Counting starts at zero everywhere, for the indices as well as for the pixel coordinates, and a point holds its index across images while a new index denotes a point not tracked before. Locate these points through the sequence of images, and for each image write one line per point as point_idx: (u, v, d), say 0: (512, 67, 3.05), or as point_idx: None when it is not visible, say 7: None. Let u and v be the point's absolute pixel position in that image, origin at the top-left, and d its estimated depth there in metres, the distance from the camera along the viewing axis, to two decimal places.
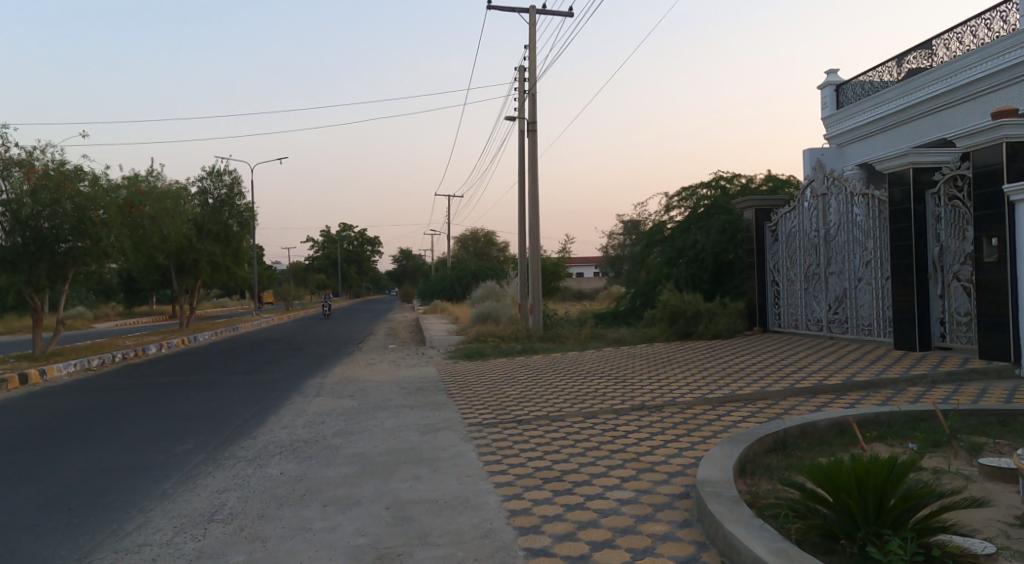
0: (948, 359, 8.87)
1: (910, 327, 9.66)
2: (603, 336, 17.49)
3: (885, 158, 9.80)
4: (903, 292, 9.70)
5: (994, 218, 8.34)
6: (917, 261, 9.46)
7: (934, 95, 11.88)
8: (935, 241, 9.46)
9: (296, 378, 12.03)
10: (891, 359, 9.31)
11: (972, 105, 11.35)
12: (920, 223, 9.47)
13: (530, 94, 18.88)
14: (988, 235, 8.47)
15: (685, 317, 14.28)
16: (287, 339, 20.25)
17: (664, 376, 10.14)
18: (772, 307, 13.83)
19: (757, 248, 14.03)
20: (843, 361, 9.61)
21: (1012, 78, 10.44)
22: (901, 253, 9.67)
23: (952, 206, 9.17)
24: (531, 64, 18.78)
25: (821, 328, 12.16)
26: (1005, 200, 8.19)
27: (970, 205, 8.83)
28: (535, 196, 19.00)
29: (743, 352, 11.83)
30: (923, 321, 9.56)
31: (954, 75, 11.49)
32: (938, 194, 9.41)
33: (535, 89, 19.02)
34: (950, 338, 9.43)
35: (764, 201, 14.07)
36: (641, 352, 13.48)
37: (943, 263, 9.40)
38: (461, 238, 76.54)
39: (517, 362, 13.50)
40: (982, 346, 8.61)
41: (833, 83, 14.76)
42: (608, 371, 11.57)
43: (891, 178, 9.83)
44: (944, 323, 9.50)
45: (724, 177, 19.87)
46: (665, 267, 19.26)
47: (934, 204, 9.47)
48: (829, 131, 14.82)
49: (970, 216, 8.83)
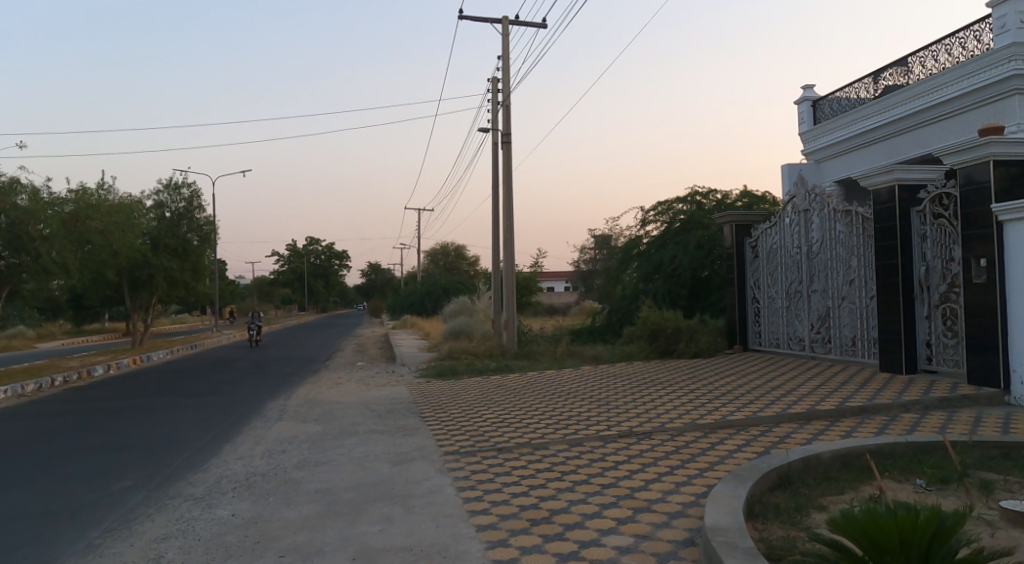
0: (938, 382, 8.58)
1: (896, 348, 9.36)
2: (579, 354, 17.05)
3: (869, 174, 9.53)
4: (890, 311, 9.40)
5: (983, 237, 8.09)
6: (903, 281, 9.18)
7: (911, 112, 11.72)
8: (921, 260, 9.17)
9: (257, 401, 11.35)
10: (879, 381, 9.00)
11: (949, 123, 11.21)
12: (905, 242, 9.20)
13: (502, 106, 18.50)
14: (976, 255, 8.21)
15: (664, 335, 13.94)
16: (249, 357, 19.41)
17: (648, 398, 9.67)
18: (752, 325, 13.56)
19: (737, 265, 13.78)
20: (831, 382, 9.27)
21: (989, 96, 10.31)
22: (887, 272, 9.39)
23: (938, 224, 8.92)
24: (504, 75, 18.43)
25: (803, 348, 11.85)
26: (994, 219, 7.94)
27: (957, 223, 8.56)
28: (509, 210, 18.56)
29: (726, 372, 11.45)
30: (909, 343, 9.25)
31: (931, 93, 11.35)
32: (923, 211, 9.15)
33: (508, 101, 18.65)
34: (936, 361, 9.11)
35: (744, 216, 13.82)
36: (620, 371, 13.05)
37: (929, 284, 9.09)
38: (432, 252, 75.78)
39: (491, 382, 12.96)
40: (972, 370, 8.33)
41: (809, 99, 14.60)
42: (589, 391, 11.09)
43: (876, 195, 9.56)
44: (931, 345, 9.17)
45: (700, 192, 19.67)
46: (642, 283, 18.95)
47: (919, 222, 9.22)
48: (806, 147, 14.65)
49: (958, 235, 8.56)
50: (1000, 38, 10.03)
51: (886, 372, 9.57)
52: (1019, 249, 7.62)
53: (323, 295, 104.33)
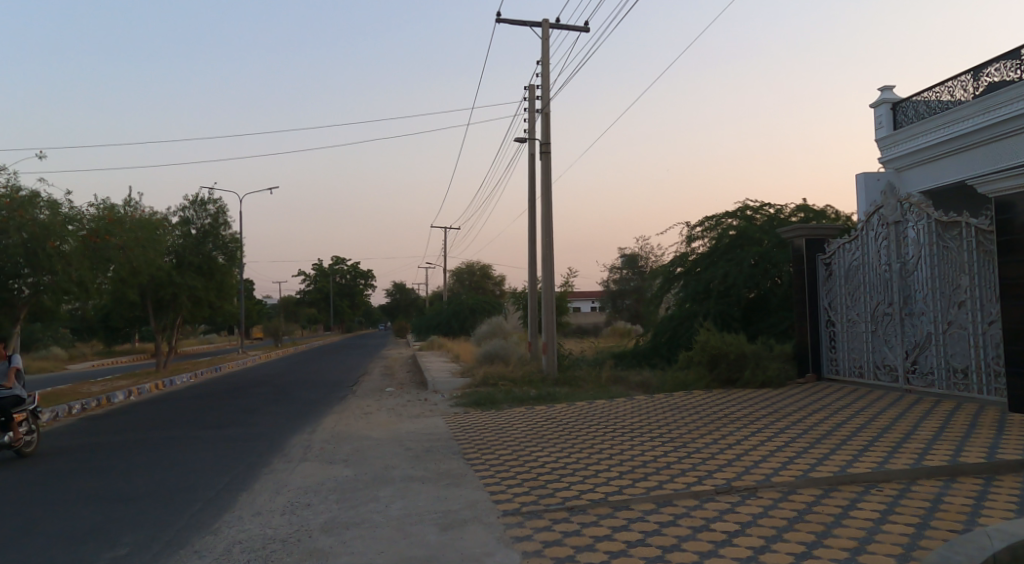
0: None
1: None
2: (625, 380, 15.71)
3: (991, 178, 8.18)
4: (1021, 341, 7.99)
5: None
6: None
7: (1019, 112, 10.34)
8: None
9: (280, 435, 10.19)
10: (1013, 424, 7.55)
11: None
12: None
13: (541, 113, 17.45)
14: None
15: (727, 361, 12.48)
16: (273, 382, 18.32)
17: (728, 437, 8.28)
18: (827, 351, 12.29)
19: (808, 285, 12.55)
20: (951, 423, 7.83)
21: None
22: (1016, 294, 8.00)
23: None
24: (543, 81, 17.40)
25: (896, 379, 10.60)
26: None
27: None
28: (548, 224, 17.36)
29: (809, 405, 10.04)
30: None
31: None
32: None
33: (548, 108, 17.56)
34: None
35: (816, 230, 12.57)
36: (680, 401, 11.68)
37: None
38: (457, 271, 74.70)
39: (537, 413, 11.70)
40: None
41: (888, 102, 13.27)
42: (652, 426, 9.66)
43: (999, 204, 8.20)
44: None
45: (750, 206, 18.28)
46: (691, 303, 17.52)
47: None
48: (885, 153, 13.31)
49: None
50: None
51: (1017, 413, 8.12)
52: None
53: (349, 314, 103.79)
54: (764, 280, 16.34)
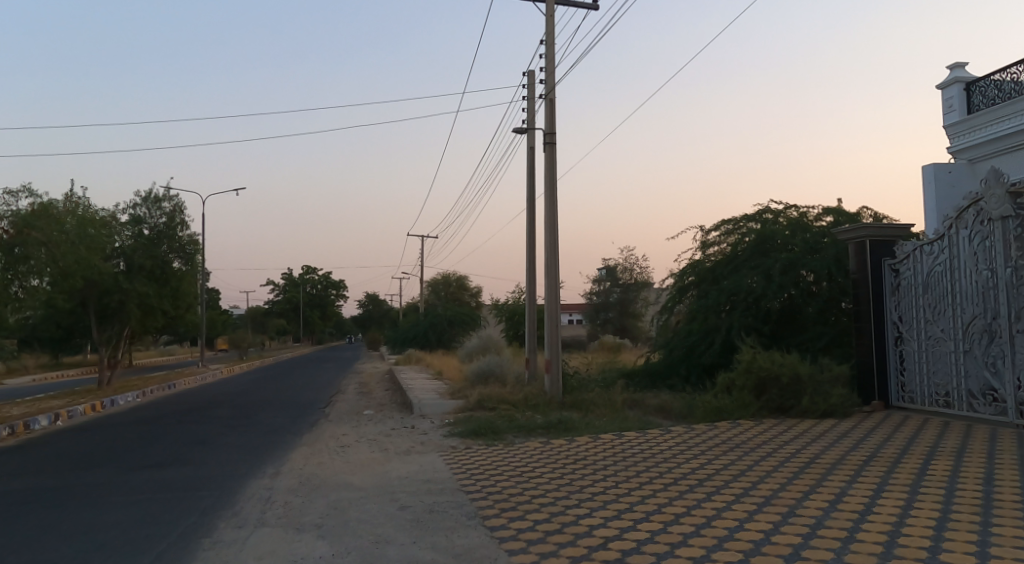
0: None
1: None
2: (643, 403, 13.71)
3: None
4: None
5: None
6: None
7: None
8: None
9: (232, 479, 7.88)
10: None
11: None
12: None
13: (546, 99, 15.49)
14: None
15: (779, 387, 10.56)
16: (233, 402, 15.90)
17: (840, 492, 6.24)
18: (900, 375, 10.52)
19: (873, 295, 10.80)
20: None
21: None
22: None
23: None
24: (549, 64, 15.48)
25: (1000, 410, 8.91)
26: None
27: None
28: (552, 225, 15.29)
29: (906, 451, 8.01)
30: None
31: None
32: None
33: (553, 95, 15.62)
34: None
35: (881, 231, 10.85)
36: (731, 434, 9.63)
37: None
38: (432, 283, 72.30)
39: (558, 449, 9.57)
40: None
41: (960, 81, 11.57)
42: (719, 475, 7.46)
43: None
44: None
45: (772, 208, 16.20)
46: (710, 317, 15.53)
47: None
48: (957, 141, 11.58)
49: None
50: None
51: None
52: None
53: (319, 326, 100.51)
54: (795, 292, 14.40)
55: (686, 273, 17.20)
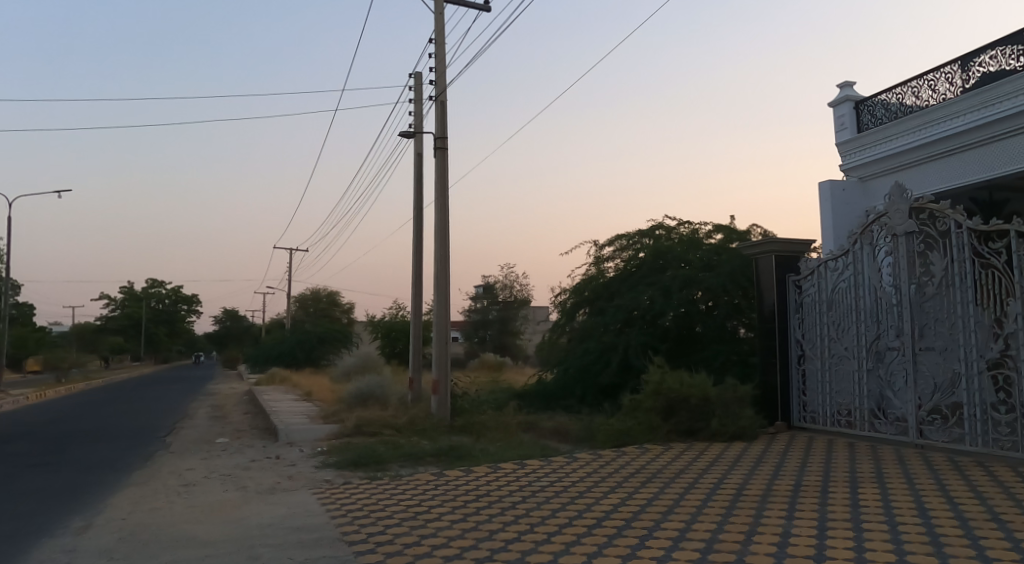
0: None
1: None
2: (537, 426, 12.85)
3: None
4: None
5: None
6: None
7: None
8: None
9: (31, 540, 6.02)
10: None
11: None
12: None
13: (437, 100, 14.42)
14: None
15: (688, 408, 10.11)
16: (49, 435, 13.26)
17: (787, 547, 5.52)
18: (801, 394, 10.27)
19: (776, 312, 10.51)
20: None
21: None
22: None
23: None
24: (440, 63, 14.44)
25: (903, 431, 8.65)
26: None
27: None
28: (442, 236, 14.12)
29: (830, 483, 7.52)
30: None
31: None
32: None
33: (443, 97, 14.56)
34: None
35: (788, 246, 10.61)
36: (643, 465, 8.89)
37: None
38: (300, 298, 68.54)
39: (454, 481, 8.41)
40: None
41: (850, 100, 11.66)
42: (648, 521, 6.51)
43: None
44: None
45: (665, 224, 15.79)
46: (604, 335, 14.93)
47: None
48: (847, 159, 11.62)
49: None
50: None
51: None
52: None
53: (171, 343, 92.66)
54: (693, 310, 14.09)
55: (576, 290, 16.46)
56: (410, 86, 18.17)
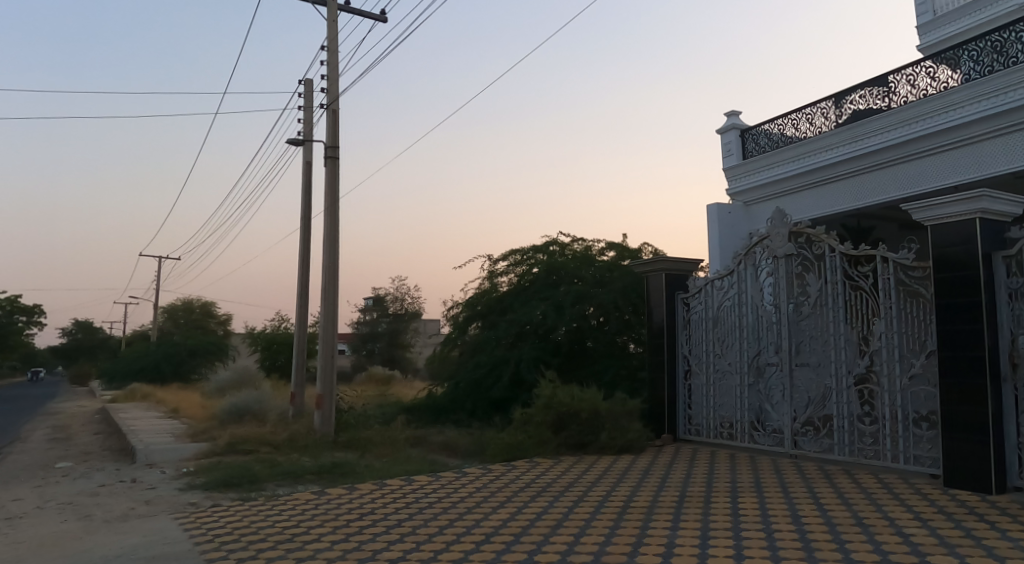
0: None
1: (981, 453, 6.55)
2: (426, 441, 12.54)
3: (932, 206, 6.94)
4: (963, 399, 6.65)
5: None
6: (989, 363, 6.51)
7: (907, 139, 9.44)
8: (1009, 329, 6.62)
9: None
10: (995, 522, 5.97)
11: (963, 153, 8.99)
12: (989, 302, 6.63)
13: (329, 109, 13.97)
14: None
15: (578, 422, 10.17)
16: None
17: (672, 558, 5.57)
18: (687, 407, 10.59)
19: (666, 328, 10.81)
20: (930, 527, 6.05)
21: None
22: (958, 342, 6.74)
23: None
24: (332, 71, 14.02)
25: (779, 442, 9.06)
26: None
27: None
28: (332, 245, 13.59)
29: (712, 494, 7.74)
30: (997, 446, 6.53)
31: (937, 115, 9.11)
32: (1013, 260, 6.62)
33: (335, 105, 14.12)
34: None
35: (677, 265, 10.96)
36: (533, 479, 8.82)
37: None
38: (170, 308, 64.23)
39: (336, 500, 7.98)
40: None
41: (736, 128, 12.31)
42: (538, 536, 6.41)
43: (933, 236, 7.01)
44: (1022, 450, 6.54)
45: (560, 240, 15.99)
46: (497, 348, 14.84)
47: (1004, 274, 6.68)
48: (733, 183, 12.23)
49: None
50: None
51: (957, 490, 6.79)
52: None
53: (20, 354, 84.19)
54: (585, 325, 14.27)
55: (469, 303, 16.27)
56: (299, 92, 17.55)
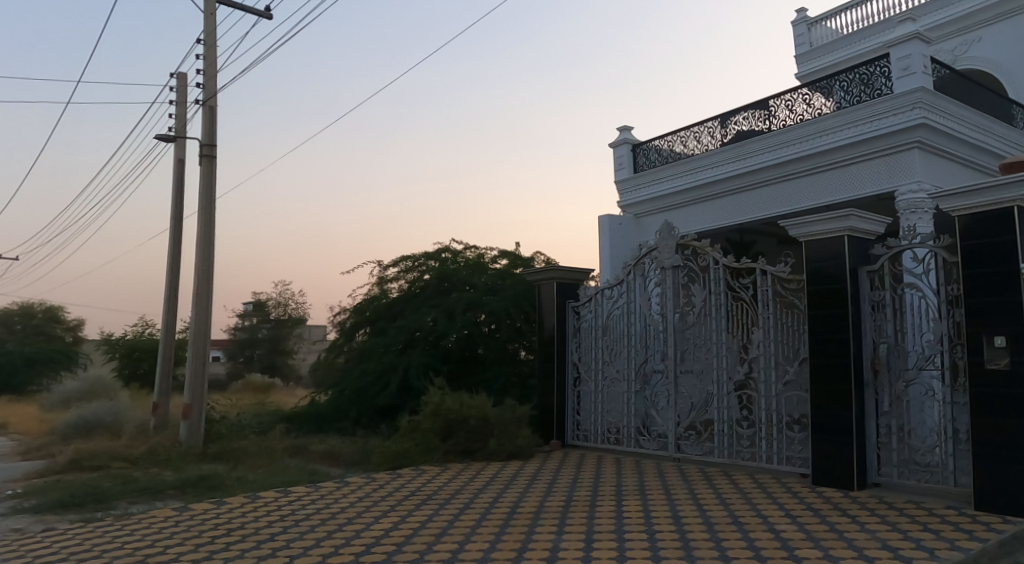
0: (928, 512, 6.29)
1: (845, 452, 7.00)
2: (306, 450, 11.96)
3: (805, 221, 7.36)
4: (831, 402, 7.09)
5: (988, 312, 6.13)
6: (853, 369, 6.99)
7: (786, 159, 10.11)
8: (873, 337, 7.13)
9: None
10: (857, 517, 6.37)
11: (836, 175, 9.72)
12: (856, 312, 7.11)
13: (206, 105, 13.17)
14: (982, 331, 6.18)
15: (466, 429, 9.97)
16: None
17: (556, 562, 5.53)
18: (576, 413, 10.71)
19: (556, 336, 10.91)
20: (799, 525, 6.37)
21: (893, 144, 8.98)
22: (828, 350, 7.18)
23: (898, 290, 6.96)
24: (209, 66, 13.24)
25: (663, 446, 9.34)
26: (1013, 283, 6.00)
27: (934, 292, 6.67)
28: (208, 243, 12.68)
29: (598, 498, 7.83)
30: (860, 446, 6.99)
31: (813, 139, 9.82)
32: (876, 273, 7.14)
33: (212, 102, 13.34)
34: (892, 474, 6.98)
35: (568, 274, 11.08)
36: (419, 487, 8.56)
37: (884, 366, 7.02)
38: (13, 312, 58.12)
39: (202, 514, 7.38)
40: (978, 490, 6.16)
41: (628, 142, 12.71)
42: (421, 544, 6.18)
43: (807, 249, 7.45)
44: (882, 448, 7.04)
45: (453, 247, 15.84)
46: (384, 356, 14.42)
47: (868, 286, 7.20)
48: (624, 196, 12.61)
49: (947, 313, 6.58)
50: (899, 83, 8.93)
51: (824, 488, 7.22)
52: None
53: None
54: (476, 333, 14.17)
55: (356, 310, 15.73)
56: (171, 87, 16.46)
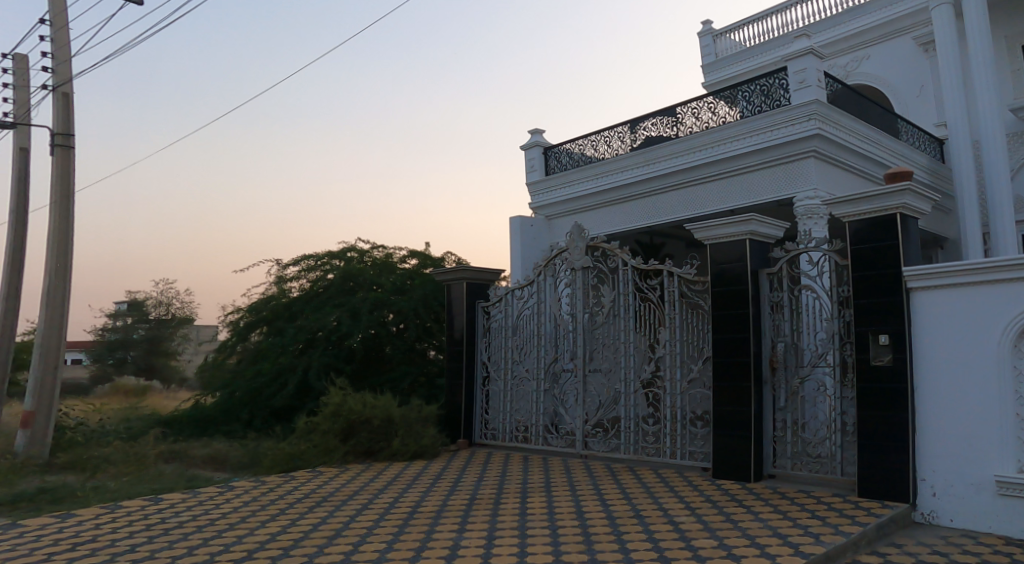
0: (817, 499, 6.64)
1: (743, 445, 7.29)
2: (187, 455, 11.21)
3: (709, 224, 7.64)
4: (732, 398, 7.37)
5: (875, 310, 6.54)
6: (752, 365, 7.29)
7: (691, 165, 10.51)
8: (772, 335, 7.47)
9: None
10: (753, 507, 6.63)
11: (739, 181, 10.21)
12: (755, 312, 7.43)
13: (60, 91, 12.19)
14: (869, 329, 6.59)
15: (368, 430, 9.65)
16: None
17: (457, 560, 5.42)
18: (484, 413, 10.63)
19: (466, 336, 10.80)
20: (697, 517, 6.56)
21: (790, 152, 9.52)
22: (730, 347, 7.47)
23: (795, 291, 7.34)
24: (64, 48, 12.26)
25: (571, 443, 9.42)
26: (897, 285, 6.43)
27: (827, 294, 7.08)
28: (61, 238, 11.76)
29: (501, 495, 7.77)
30: (758, 439, 7.30)
31: (717, 146, 10.25)
32: (775, 274, 7.49)
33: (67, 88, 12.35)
34: (786, 465, 7.33)
35: (478, 273, 11.02)
36: (318, 489, 8.20)
37: (781, 363, 7.36)
38: None
39: (67, 527, 6.75)
40: (863, 477, 6.55)
41: (540, 145, 12.82)
42: (318, 546, 5.91)
43: (710, 250, 7.73)
44: (777, 440, 7.39)
45: (360, 246, 15.45)
46: (282, 357, 13.83)
47: (767, 287, 7.56)
48: (535, 198, 12.71)
49: (840, 313, 6.97)
50: (796, 95, 9.47)
51: (723, 480, 7.48)
52: (935, 326, 6.24)
53: None
54: (382, 332, 13.84)
55: (251, 309, 15.01)
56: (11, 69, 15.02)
